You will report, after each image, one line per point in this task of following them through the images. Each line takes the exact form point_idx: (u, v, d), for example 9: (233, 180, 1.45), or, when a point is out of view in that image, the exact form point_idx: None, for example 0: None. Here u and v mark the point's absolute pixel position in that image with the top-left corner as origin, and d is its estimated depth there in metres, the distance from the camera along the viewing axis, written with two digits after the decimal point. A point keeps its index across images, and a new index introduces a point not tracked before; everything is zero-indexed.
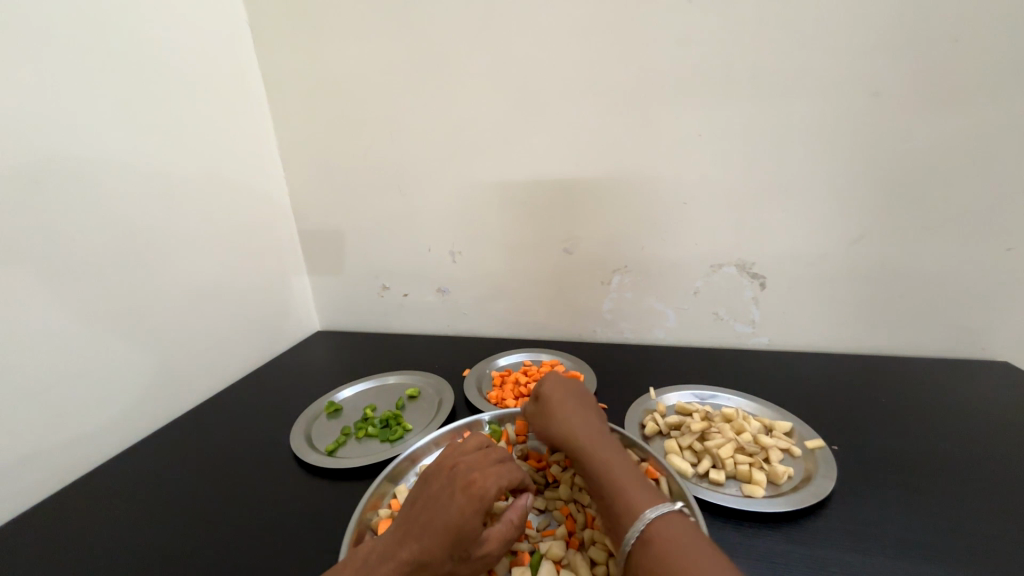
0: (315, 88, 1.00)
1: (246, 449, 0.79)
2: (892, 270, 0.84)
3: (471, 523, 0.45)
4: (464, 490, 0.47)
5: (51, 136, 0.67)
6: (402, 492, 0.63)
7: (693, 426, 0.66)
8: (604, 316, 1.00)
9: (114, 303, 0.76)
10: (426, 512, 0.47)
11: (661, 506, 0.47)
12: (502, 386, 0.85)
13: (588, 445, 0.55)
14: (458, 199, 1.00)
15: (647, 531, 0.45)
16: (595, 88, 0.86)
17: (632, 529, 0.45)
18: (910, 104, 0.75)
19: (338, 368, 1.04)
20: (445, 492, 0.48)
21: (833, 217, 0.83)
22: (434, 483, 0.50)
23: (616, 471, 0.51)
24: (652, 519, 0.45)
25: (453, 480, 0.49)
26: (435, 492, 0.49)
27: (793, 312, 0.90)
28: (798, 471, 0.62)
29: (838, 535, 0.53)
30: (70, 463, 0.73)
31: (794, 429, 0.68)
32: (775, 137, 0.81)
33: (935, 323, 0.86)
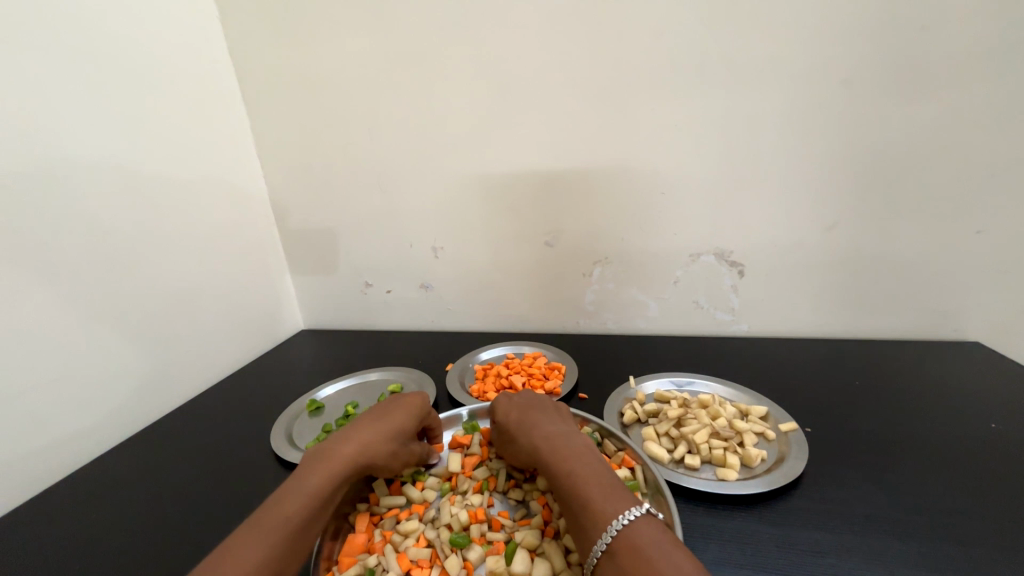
0: (291, 83, 0.98)
1: (228, 449, 0.79)
2: (867, 255, 0.85)
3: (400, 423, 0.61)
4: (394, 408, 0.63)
5: (21, 136, 0.65)
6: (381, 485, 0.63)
7: (669, 413, 0.67)
8: (587, 308, 1.00)
9: (92, 305, 0.74)
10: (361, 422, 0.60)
11: (632, 510, 0.45)
12: (484, 379, 0.85)
13: (552, 455, 0.53)
14: (440, 193, 0.99)
15: (616, 541, 0.43)
16: (574, 79, 0.85)
17: (602, 538, 0.44)
18: (882, 89, 0.76)
19: (322, 366, 1.03)
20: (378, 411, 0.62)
21: (808, 203, 0.84)
22: (379, 403, 0.64)
23: (582, 479, 0.49)
24: (621, 527, 0.44)
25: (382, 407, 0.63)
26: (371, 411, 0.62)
27: (772, 299, 0.91)
28: (771, 454, 0.63)
29: (810, 515, 0.54)
30: (50, 468, 0.71)
31: (769, 413, 0.69)
32: (751, 125, 0.81)
33: (909, 306, 0.87)
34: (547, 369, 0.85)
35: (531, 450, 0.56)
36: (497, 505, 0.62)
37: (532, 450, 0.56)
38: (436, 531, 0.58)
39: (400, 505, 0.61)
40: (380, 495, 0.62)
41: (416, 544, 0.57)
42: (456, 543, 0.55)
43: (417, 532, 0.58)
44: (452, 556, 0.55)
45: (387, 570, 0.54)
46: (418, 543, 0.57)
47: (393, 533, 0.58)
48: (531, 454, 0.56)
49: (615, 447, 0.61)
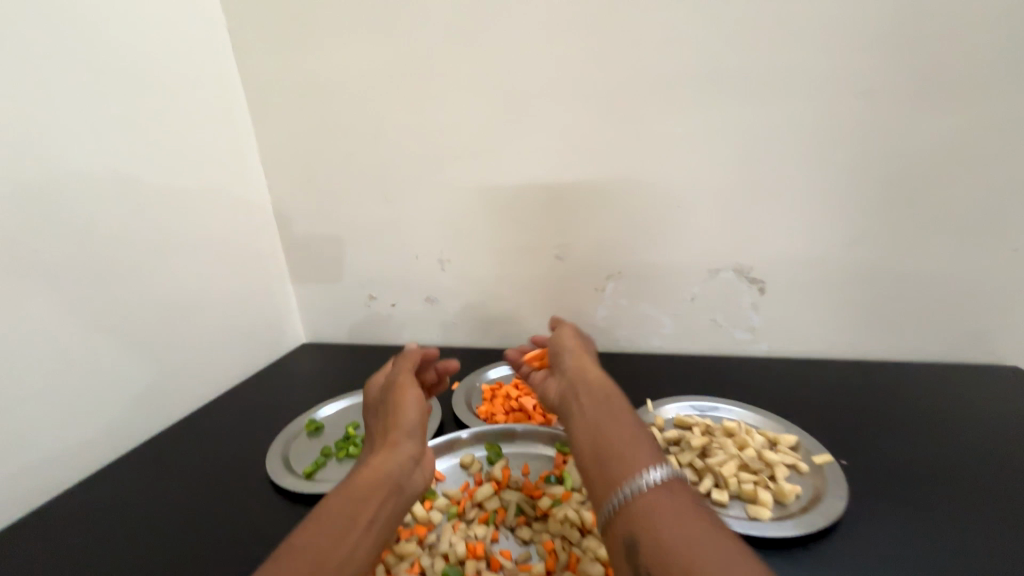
0: (299, 93, 0.96)
1: (220, 471, 0.74)
2: (894, 273, 0.81)
3: (415, 414, 0.55)
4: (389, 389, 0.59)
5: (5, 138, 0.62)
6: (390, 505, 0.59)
7: (693, 441, 0.62)
8: (599, 324, 0.96)
9: (81, 320, 0.71)
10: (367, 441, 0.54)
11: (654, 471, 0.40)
12: (492, 399, 0.81)
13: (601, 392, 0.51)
14: (447, 204, 0.96)
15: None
16: (588, 89, 0.83)
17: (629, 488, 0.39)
18: (910, 100, 0.73)
19: (322, 382, 0.99)
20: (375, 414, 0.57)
21: (833, 218, 0.80)
22: (386, 399, 0.57)
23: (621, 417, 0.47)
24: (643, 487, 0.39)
25: (372, 414, 0.58)
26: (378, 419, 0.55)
27: (794, 318, 0.87)
28: (806, 490, 0.58)
29: (850, 562, 0.49)
30: (34, 492, 0.68)
31: (800, 443, 0.63)
32: (772, 137, 0.78)
33: (939, 327, 0.83)
34: None
35: (610, 416, 0.47)
36: (502, 541, 0.58)
37: (612, 418, 0.46)
38: (431, 559, 0.55)
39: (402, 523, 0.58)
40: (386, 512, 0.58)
41: (409, 570, 0.54)
42: None
43: (412, 557, 0.55)
44: None
45: None
46: (411, 569, 0.54)
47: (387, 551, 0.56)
48: (607, 420, 0.46)
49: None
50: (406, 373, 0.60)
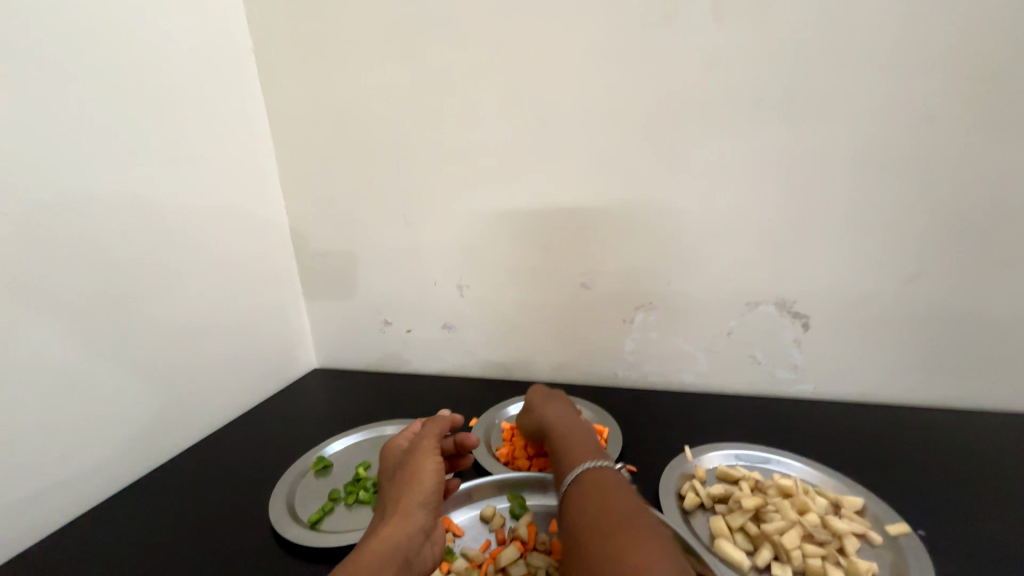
0: (321, 114, 0.95)
1: (221, 512, 0.69)
2: (955, 311, 0.74)
3: (433, 486, 0.53)
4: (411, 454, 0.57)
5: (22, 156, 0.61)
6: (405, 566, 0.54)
7: (745, 502, 0.55)
8: (626, 357, 0.90)
9: (87, 345, 0.68)
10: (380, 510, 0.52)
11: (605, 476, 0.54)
12: (512, 441, 0.75)
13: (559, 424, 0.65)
14: (468, 228, 0.93)
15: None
16: (618, 113, 0.80)
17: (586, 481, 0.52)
18: (971, 127, 0.67)
19: (333, 412, 0.95)
20: (392, 479, 0.55)
21: (885, 251, 0.74)
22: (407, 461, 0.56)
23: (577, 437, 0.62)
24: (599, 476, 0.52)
25: (389, 473, 0.57)
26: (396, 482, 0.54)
27: (843, 357, 0.80)
28: (883, 569, 0.50)
29: None
30: (26, 529, 0.64)
31: (867, 507, 0.56)
32: (817, 164, 0.73)
33: (1008, 372, 0.75)
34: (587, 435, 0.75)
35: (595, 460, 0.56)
36: None
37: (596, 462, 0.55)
38: None
39: None
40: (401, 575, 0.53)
41: None
42: None
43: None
44: None
45: None
46: None
47: None
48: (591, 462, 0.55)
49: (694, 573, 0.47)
50: (431, 437, 0.59)
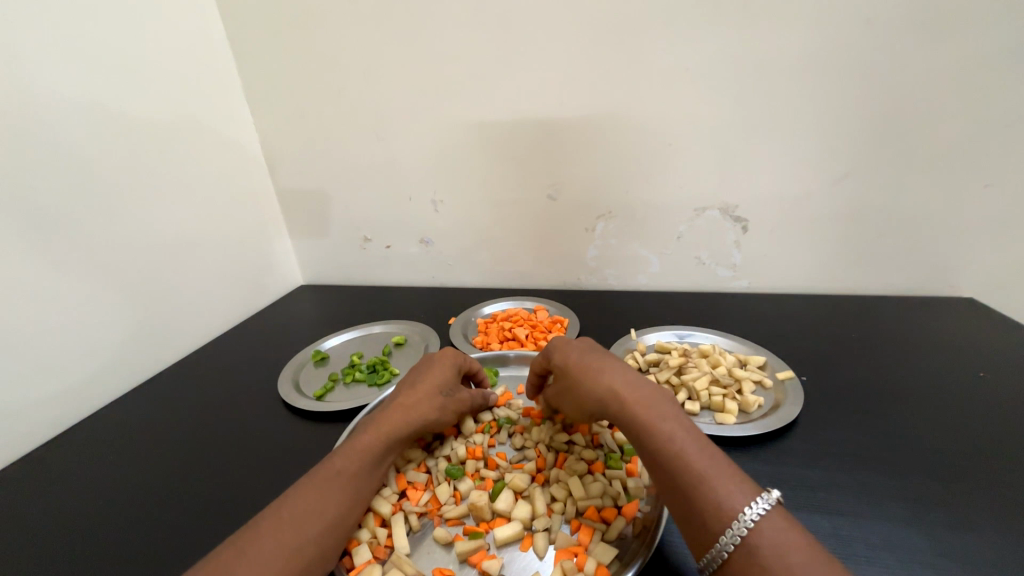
0: (280, 22, 0.92)
1: (234, 398, 0.80)
2: (872, 209, 0.84)
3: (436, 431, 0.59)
4: (451, 393, 0.60)
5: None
6: None
7: (671, 361, 0.69)
8: (589, 263, 1.00)
9: (80, 254, 0.72)
10: (404, 401, 0.56)
11: (761, 500, 0.40)
12: (487, 331, 0.87)
13: (635, 392, 0.49)
14: (439, 143, 0.96)
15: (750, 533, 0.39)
16: (582, 18, 0.80)
17: (737, 528, 0.39)
18: (907, 30, 0.72)
19: (322, 320, 1.03)
20: (431, 389, 0.58)
21: (819, 154, 0.82)
22: (450, 400, 0.59)
23: (673, 413, 0.47)
24: (760, 516, 0.39)
25: (434, 381, 0.59)
26: (427, 406, 0.57)
27: (775, 255, 0.91)
28: (768, 400, 0.65)
29: (803, 455, 0.57)
30: (60, 416, 0.72)
31: (767, 362, 0.71)
32: (766, 70, 0.78)
33: (909, 261, 0.88)
34: (550, 322, 0.86)
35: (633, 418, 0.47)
36: (498, 448, 0.64)
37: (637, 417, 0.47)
38: (434, 460, 0.61)
39: None
40: None
41: (416, 469, 0.60)
42: (450, 473, 0.58)
43: (418, 459, 0.61)
44: (444, 483, 0.58)
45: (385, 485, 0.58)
46: (418, 469, 0.60)
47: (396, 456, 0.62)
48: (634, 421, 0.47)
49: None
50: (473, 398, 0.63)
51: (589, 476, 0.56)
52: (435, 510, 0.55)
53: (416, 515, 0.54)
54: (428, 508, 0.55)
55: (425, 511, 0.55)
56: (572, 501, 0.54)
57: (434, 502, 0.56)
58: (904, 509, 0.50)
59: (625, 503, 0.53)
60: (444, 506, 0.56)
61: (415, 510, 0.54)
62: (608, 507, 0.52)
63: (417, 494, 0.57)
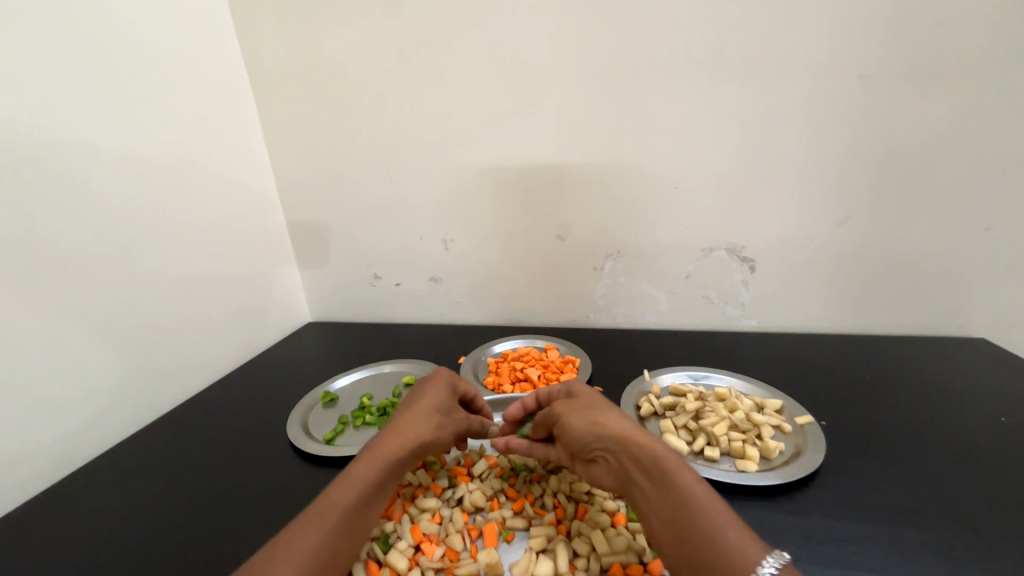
0: (305, 73, 0.97)
1: (239, 440, 0.78)
2: (876, 251, 0.86)
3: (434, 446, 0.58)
4: (448, 415, 0.61)
5: (16, 108, 0.63)
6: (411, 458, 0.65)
7: (688, 405, 0.68)
8: (597, 301, 1.01)
9: (93, 293, 0.72)
10: (400, 425, 0.56)
11: (771, 558, 0.39)
12: (498, 372, 0.86)
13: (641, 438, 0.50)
14: (451, 185, 0.99)
15: None
16: (590, 72, 0.85)
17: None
18: (897, 86, 0.76)
19: (330, 358, 1.03)
20: (427, 411, 0.59)
21: (822, 198, 0.84)
22: (443, 421, 0.60)
23: (674, 455, 0.48)
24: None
25: (434, 402, 0.61)
26: (420, 428, 0.56)
27: (784, 295, 0.92)
28: (788, 447, 0.64)
29: (830, 506, 0.55)
30: (61, 459, 0.70)
31: (784, 406, 0.70)
32: (766, 121, 0.81)
33: (916, 302, 0.88)
34: (562, 362, 0.86)
35: (618, 444, 0.50)
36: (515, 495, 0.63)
37: (620, 444, 0.50)
38: (450, 510, 0.59)
39: (422, 481, 0.63)
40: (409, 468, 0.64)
41: (430, 519, 0.58)
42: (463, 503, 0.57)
43: (433, 509, 0.59)
44: (461, 536, 0.56)
45: (401, 538, 0.56)
46: (433, 519, 0.59)
47: (411, 505, 0.60)
48: (616, 450, 0.50)
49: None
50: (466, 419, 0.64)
51: (611, 529, 0.54)
52: (452, 564, 0.53)
53: (433, 572, 0.52)
54: (445, 563, 0.53)
55: (442, 566, 0.52)
56: (595, 558, 0.52)
57: (450, 556, 0.54)
58: (940, 565, 0.48)
59: (651, 559, 0.51)
60: (462, 560, 0.54)
61: (432, 566, 0.52)
62: (634, 564, 0.50)
63: (433, 549, 0.55)
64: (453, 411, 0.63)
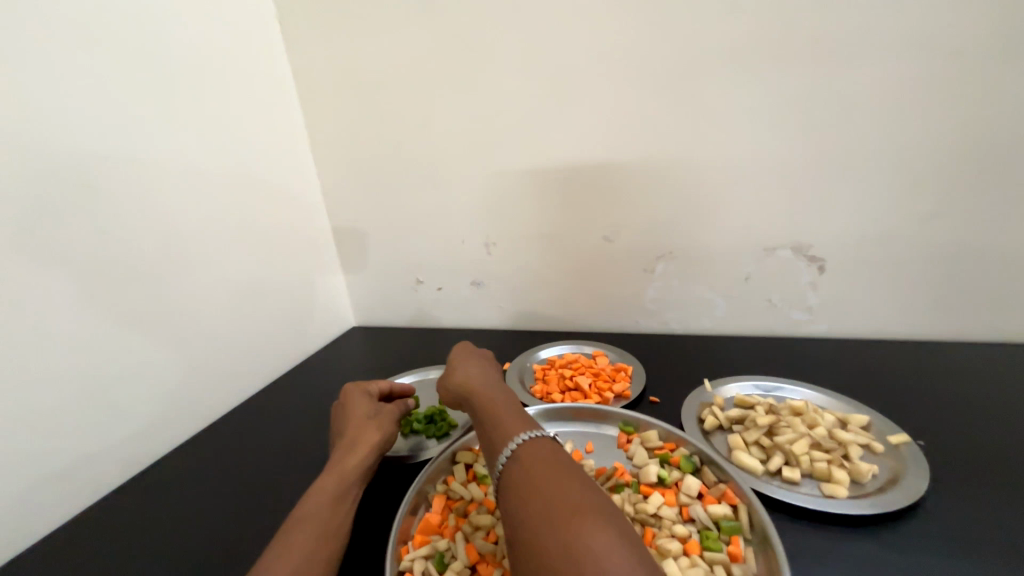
0: (349, 81, 0.99)
1: (289, 446, 0.78)
2: (972, 248, 0.76)
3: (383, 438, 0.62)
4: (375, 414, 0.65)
5: (87, 123, 0.66)
6: (461, 471, 0.63)
7: (760, 420, 0.63)
8: (648, 305, 0.96)
9: (153, 299, 0.75)
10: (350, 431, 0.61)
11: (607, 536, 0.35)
12: (546, 379, 0.82)
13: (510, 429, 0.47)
14: (494, 188, 0.97)
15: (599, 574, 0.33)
16: (639, 65, 0.81)
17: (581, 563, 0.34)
18: (1000, 60, 0.67)
19: (374, 363, 1.03)
20: (361, 417, 0.63)
21: (905, 190, 0.76)
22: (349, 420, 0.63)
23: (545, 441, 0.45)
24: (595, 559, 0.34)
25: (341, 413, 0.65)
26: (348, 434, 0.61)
27: (859, 298, 0.84)
28: (883, 470, 0.57)
29: (939, 542, 0.48)
30: (126, 461, 0.73)
31: (872, 423, 0.63)
32: (839, 107, 0.74)
33: (1022, 305, 0.78)
34: (614, 371, 0.81)
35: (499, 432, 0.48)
36: None
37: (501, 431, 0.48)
38: (505, 529, 0.56)
39: (474, 496, 0.60)
40: (459, 483, 0.62)
41: (484, 538, 0.55)
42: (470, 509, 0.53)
43: (488, 527, 0.56)
44: None
45: (456, 557, 0.53)
46: (487, 537, 0.55)
47: (465, 521, 0.57)
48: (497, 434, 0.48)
49: (715, 478, 0.55)
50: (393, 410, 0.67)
51: (686, 559, 0.48)
52: None
53: None
54: None
55: None
56: None
57: None
58: None
59: None
60: None
61: None
62: None
63: (490, 571, 0.51)
64: (381, 409, 0.67)
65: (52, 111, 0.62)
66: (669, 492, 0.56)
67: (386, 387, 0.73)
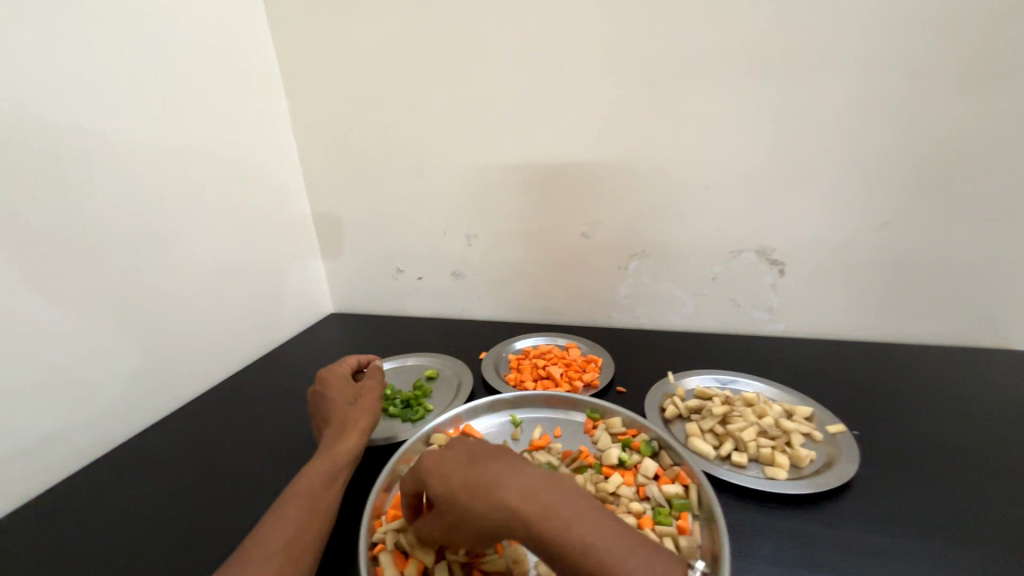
0: (335, 67, 0.98)
1: (265, 427, 0.80)
2: (916, 257, 0.83)
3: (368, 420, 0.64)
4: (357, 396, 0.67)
5: (62, 96, 0.64)
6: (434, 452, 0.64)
7: (715, 409, 0.67)
8: (620, 300, 1.00)
9: (128, 279, 0.74)
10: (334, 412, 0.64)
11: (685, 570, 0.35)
12: (520, 368, 0.86)
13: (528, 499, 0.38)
14: (476, 180, 0.99)
15: None
16: (621, 68, 0.84)
17: None
18: (947, 85, 0.73)
19: (352, 349, 1.04)
20: (345, 402, 0.65)
21: (859, 201, 0.82)
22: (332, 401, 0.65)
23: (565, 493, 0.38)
24: None
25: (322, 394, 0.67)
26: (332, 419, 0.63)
27: (814, 300, 0.90)
28: (820, 455, 0.63)
29: (864, 519, 0.54)
30: (98, 440, 0.73)
31: (815, 414, 0.69)
32: (803, 120, 0.79)
33: (957, 311, 0.85)
34: (585, 361, 0.85)
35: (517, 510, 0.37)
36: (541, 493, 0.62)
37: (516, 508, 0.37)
38: None
39: None
40: None
41: None
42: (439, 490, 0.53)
43: None
44: None
45: None
46: None
47: None
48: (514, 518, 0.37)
49: (670, 461, 0.60)
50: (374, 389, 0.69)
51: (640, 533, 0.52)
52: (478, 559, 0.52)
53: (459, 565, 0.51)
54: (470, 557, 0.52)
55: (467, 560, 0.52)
56: None
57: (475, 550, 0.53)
58: None
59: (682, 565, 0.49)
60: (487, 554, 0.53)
61: (458, 560, 0.51)
62: None
63: None
64: (361, 390, 0.69)
65: (25, 82, 0.61)
66: (628, 473, 0.60)
67: (353, 363, 0.75)
